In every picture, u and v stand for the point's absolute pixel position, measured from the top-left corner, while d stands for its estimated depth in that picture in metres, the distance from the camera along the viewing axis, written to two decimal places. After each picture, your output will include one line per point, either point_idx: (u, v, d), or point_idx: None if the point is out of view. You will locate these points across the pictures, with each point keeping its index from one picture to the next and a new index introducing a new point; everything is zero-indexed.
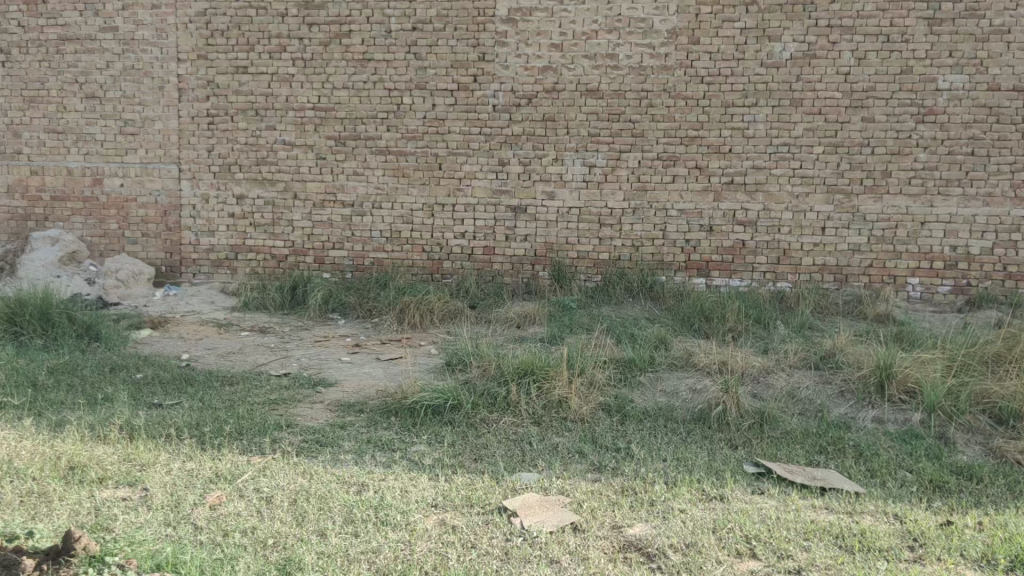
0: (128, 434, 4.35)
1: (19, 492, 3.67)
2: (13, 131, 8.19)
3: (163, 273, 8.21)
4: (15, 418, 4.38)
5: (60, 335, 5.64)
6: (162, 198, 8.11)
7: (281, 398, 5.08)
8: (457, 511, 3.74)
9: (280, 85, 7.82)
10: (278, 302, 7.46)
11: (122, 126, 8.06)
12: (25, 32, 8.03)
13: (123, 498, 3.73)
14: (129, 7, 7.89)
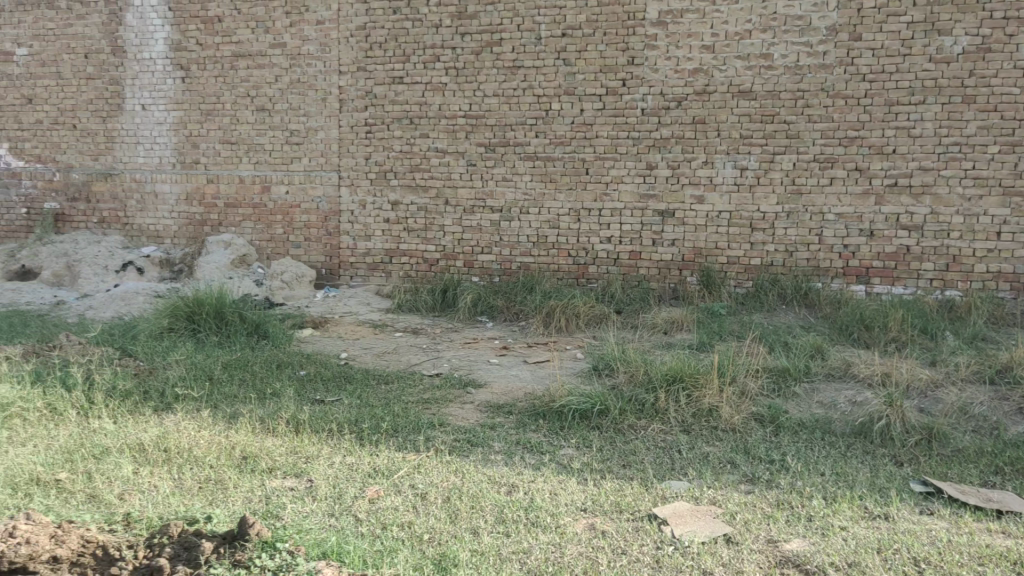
0: (294, 427, 4.59)
1: (198, 479, 3.95)
2: (191, 142, 8.82)
3: (324, 276, 8.63)
4: (194, 409, 4.71)
5: (233, 333, 6.02)
6: (323, 204, 8.53)
7: (434, 397, 5.23)
8: (607, 516, 3.74)
9: (433, 94, 8.07)
10: (429, 304, 7.69)
11: (288, 136, 8.54)
12: (203, 49, 8.64)
13: (290, 487, 3.95)
14: (295, 23, 8.35)
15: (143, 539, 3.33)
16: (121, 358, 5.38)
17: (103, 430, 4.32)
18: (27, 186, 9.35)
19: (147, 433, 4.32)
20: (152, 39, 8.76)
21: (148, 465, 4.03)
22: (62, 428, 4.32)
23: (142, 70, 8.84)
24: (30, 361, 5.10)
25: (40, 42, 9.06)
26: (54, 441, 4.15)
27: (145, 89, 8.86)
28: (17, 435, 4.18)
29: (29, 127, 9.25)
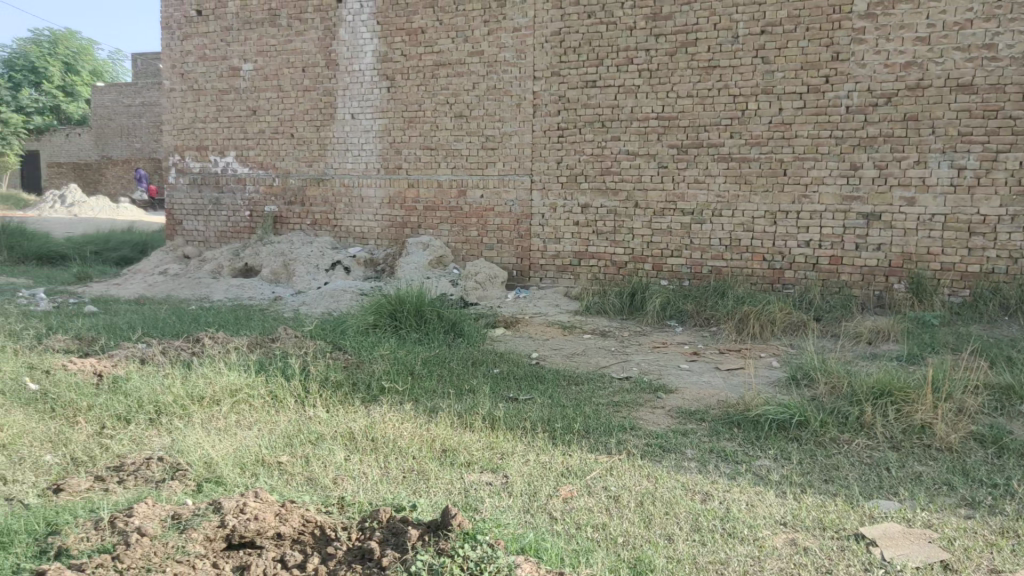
0: (489, 423, 4.73)
1: (402, 468, 4.15)
2: (395, 148, 9.30)
3: (514, 277, 8.84)
4: (398, 401, 4.96)
5: (431, 330, 6.29)
6: (516, 207, 8.73)
7: (624, 401, 5.22)
8: (809, 533, 3.58)
9: (626, 97, 8.06)
10: (617, 308, 7.69)
11: (483, 141, 8.81)
12: (406, 60, 9.11)
13: (487, 482, 4.07)
14: (493, 31, 8.64)
15: (355, 523, 3.54)
16: (331, 351, 5.76)
17: (318, 418, 4.63)
18: (250, 191, 10.20)
19: (356, 423, 4.59)
20: (361, 51, 9.33)
21: (358, 453, 4.28)
22: (283, 414, 4.68)
23: (352, 81, 9.43)
24: (255, 351, 5.57)
25: (264, 58, 9.88)
26: (276, 426, 4.50)
27: (354, 99, 9.43)
28: (244, 419, 4.56)
29: (253, 136, 10.09)
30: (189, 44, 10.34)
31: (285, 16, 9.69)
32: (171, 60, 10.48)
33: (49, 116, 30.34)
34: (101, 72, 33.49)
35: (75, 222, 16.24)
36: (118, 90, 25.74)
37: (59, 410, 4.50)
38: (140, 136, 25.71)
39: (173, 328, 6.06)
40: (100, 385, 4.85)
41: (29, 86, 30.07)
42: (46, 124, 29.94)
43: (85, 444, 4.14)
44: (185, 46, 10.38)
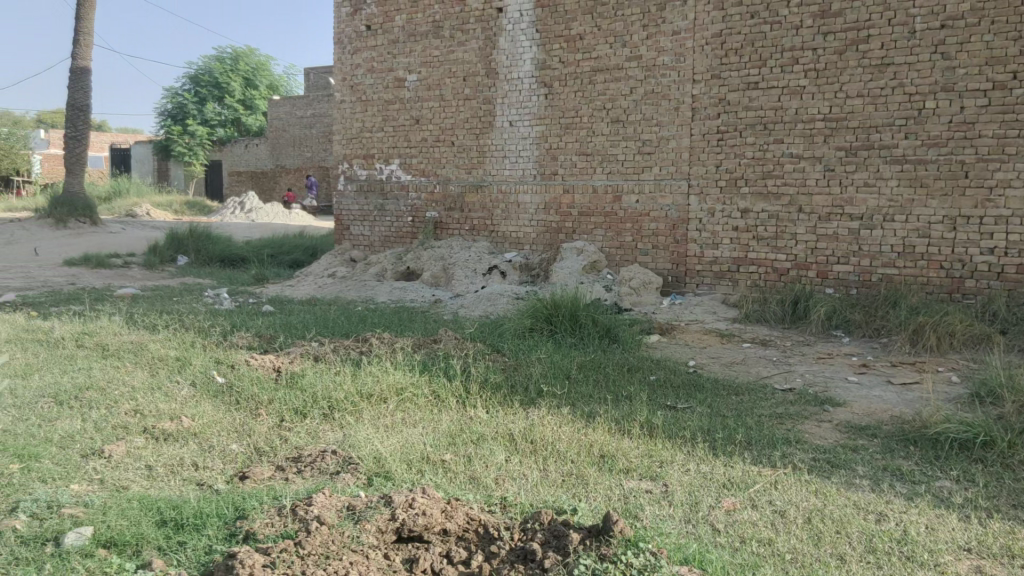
0: (648, 431, 4.69)
1: (562, 471, 4.17)
2: (551, 154, 9.39)
3: (670, 283, 8.71)
4: (557, 405, 4.99)
5: (587, 335, 6.30)
6: (672, 212, 8.62)
7: (788, 413, 5.05)
8: (997, 561, 3.33)
9: (790, 98, 7.80)
10: (778, 316, 7.45)
11: (640, 146, 8.77)
12: (564, 67, 9.21)
13: (647, 489, 4.01)
14: (652, 35, 8.59)
15: (517, 523, 3.59)
16: (491, 353, 5.88)
17: (479, 419, 4.74)
18: (412, 197, 10.58)
19: (516, 425, 4.66)
20: (520, 59, 9.52)
21: (518, 454, 4.34)
22: (447, 414, 4.81)
23: (511, 89, 9.62)
24: (419, 352, 5.77)
25: (428, 69, 10.26)
26: (440, 425, 4.64)
27: (513, 106, 9.62)
28: (410, 417, 4.73)
29: (416, 144, 10.46)
30: (359, 57, 10.86)
31: (448, 27, 10.04)
32: (342, 73, 11.05)
33: (231, 128, 32.62)
34: (278, 85, 35.58)
35: (252, 226, 17.39)
36: (291, 102, 27.39)
37: (243, 403, 4.83)
38: (310, 146, 27.15)
39: (342, 328, 6.37)
40: (278, 380, 5.17)
41: (214, 100, 32.46)
42: (228, 135, 32.22)
43: (266, 435, 4.41)
44: (355, 59, 10.91)
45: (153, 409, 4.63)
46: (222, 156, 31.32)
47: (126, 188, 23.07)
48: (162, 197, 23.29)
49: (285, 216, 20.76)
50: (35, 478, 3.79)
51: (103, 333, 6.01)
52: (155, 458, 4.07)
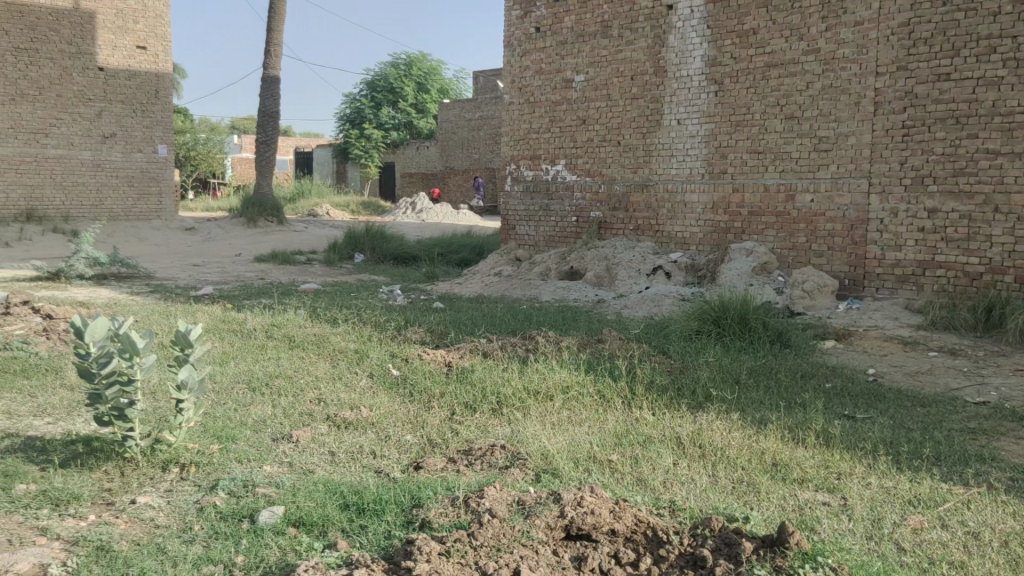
0: (824, 441, 4.49)
1: (732, 478, 4.05)
2: (721, 152, 9.18)
3: (847, 286, 8.28)
4: (726, 410, 4.87)
5: (756, 339, 6.12)
6: (850, 211, 8.21)
7: (981, 428, 4.68)
8: None
9: (986, 89, 7.24)
10: (969, 323, 6.94)
11: (817, 143, 8.40)
12: (736, 63, 8.98)
13: (824, 502, 3.83)
14: (832, 27, 8.23)
15: (686, 527, 3.51)
16: (656, 355, 5.82)
17: (645, 421, 4.69)
18: (577, 197, 10.63)
19: (683, 428, 4.59)
20: (690, 57, 9.37)
21: (686, 458, 4.26)
22: (613, 414, 4.81)
23: (680, 87, 9.48)
24: (584, 351, 5.79)
25: (596, 69, 10.29)
26: (606, 425, 4.64)
27: (682, 105, 9.47)
28: (576, 415, 4.76)
29: (581, 144, 10.50)
30: (528, 60, 11.03)
31: (617, 26, 10.04)
32: (511, 76, 11.27)
33: (404, 132, 33.88)
34: (447, 89, 36.60)
35: (424, 226, 18.03)
36: (460, 105, 28.23)
37: (416, 395, 5.02)
38: (478, 148, 27.95)
39: (508, 325, 6.50)
40: (449, 375, 5.34)
41: (387, 105, 33.95)
42: (401, 138, 33.45)
43: (438, 427, 4.57)
44: (524, 61, 11.09)
45: (335, 399, 4.91)
46: (395, 158, 32.63)
47: (309, 189, 24.58)
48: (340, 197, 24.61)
49: (453, 216, 21.37)
50: (233, 458, 4.09)
51: (290, 325, 6.42)
52: (338, 445, 4.31)
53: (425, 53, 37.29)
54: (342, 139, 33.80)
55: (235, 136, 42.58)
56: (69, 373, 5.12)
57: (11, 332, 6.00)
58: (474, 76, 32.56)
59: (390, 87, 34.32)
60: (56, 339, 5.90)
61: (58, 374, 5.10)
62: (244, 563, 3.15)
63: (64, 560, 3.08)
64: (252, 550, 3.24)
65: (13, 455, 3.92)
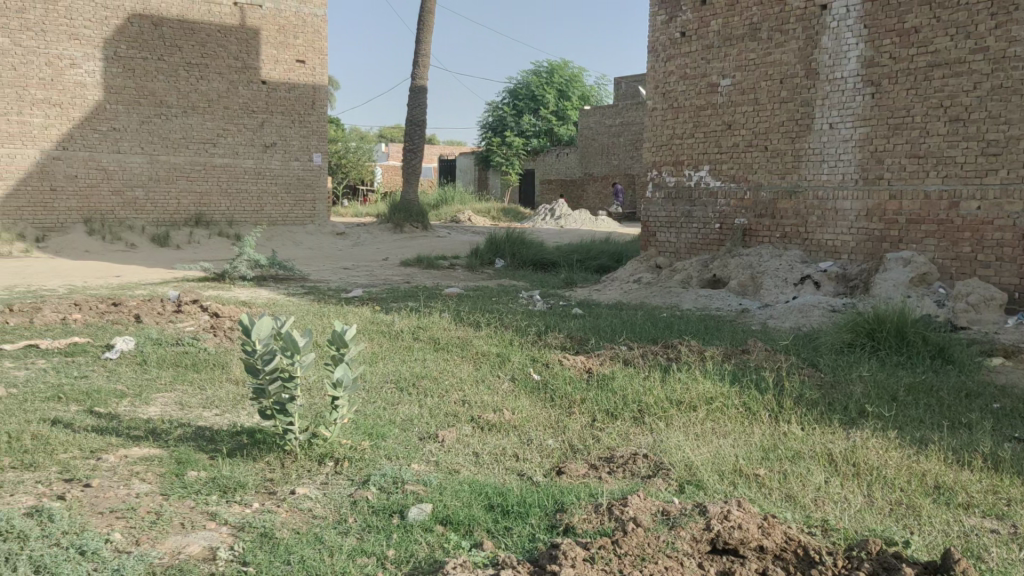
0: (994, 464, 4.19)
1: (889, 499, 3.85)
2: (876, 157, 8.77)
3: (1017, 300, 7.70)
4: (882, 428, 4.64)
5: (914, 354, 5.80)
6: (1022, 219, 7.65)
7: None
8: None
9: None
10: None
11: (985, 147, 7.90)
12: (895, 64, 8.56)
13: (993, 529, 3.58)
14: (1003, 24, 7.72)
15: (841, 548, 3.35)
16: (806, 367, 5.62)
17: (794, 435, 4.53)
18: (722, 204, 10.40)
19: (836, 445, 4.40)
20: (845, 58, 9.00)
21: (839, 476, 4.08)
22: (759, 426, 4.67)
23: (833, 90, 9.14)
24: (728, 362, 5.67)
25: (743, 72, 10.05)
26: (752, 438, 4.51)
27: (835, 108, 9.12)
28: (720, 427, 4.66)
29: (727, 150, 10.28)
30: (673, 65, 10.91)
31: (767, 28, 9.78)
32: (655, 81, 11.17)
33: (544, 139, 34.20)
34: (588, 95, 36.63)
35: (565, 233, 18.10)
36: (602, 111, 28.26)
37: (557, 400, 5.05)
38: (617, 153, 27.70)
39: (648, 333, 6.45)
40: (590, 381, 5.35)
41: (528, 112, 34.44)
42: (541, 145, 33.78)
43: (580, 433, 4.58)
44: (668, 66, 10.98)
45: (479, 400, 5.01)
46: (534, 165, 32.97)
47: (452, 197, 25.14)
48: (481, 204, 25.10)
49: (592, 223, 21.33)
50: (383, 455, 4.25)
51: (435, 328, 6.60)
52: (482, 446, 4.39)
53: (566, 61, 37.51)
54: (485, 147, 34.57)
55: (382, 144, 44.35)
56: (234, 368, 5.46)
57: (183, 328, 6.47)
58: (616, 83, 32.47)
59: (532, 95, 34.81)
60: (223, 335, 6.29)
61: (224, 368, 5.44)
62: (396, 556, 3.25)
63: (231, 544, 3.28)
64: (403, 544, 3.34)
65: (186, 444, 4.21)
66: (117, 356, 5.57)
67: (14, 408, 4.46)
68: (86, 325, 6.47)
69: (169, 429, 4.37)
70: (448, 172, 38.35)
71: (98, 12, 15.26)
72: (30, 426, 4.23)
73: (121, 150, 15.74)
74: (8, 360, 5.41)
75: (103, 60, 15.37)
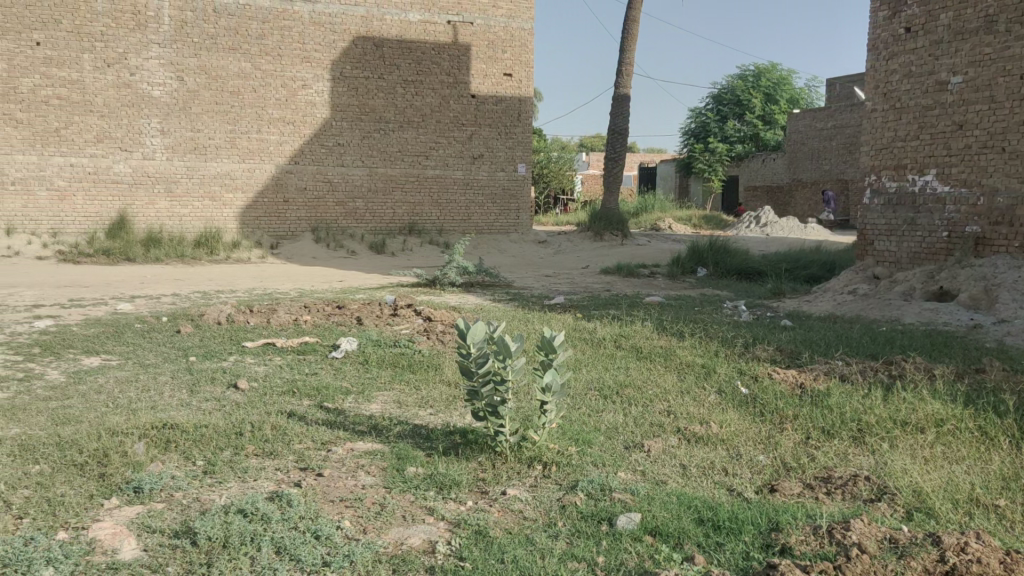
0: None
1: None
2: None
3: None
4: None
5: None
6: None
7: None
8: None
9: None
10: None
11: None
12: None
13: None
14: None
15: None
16: None
17: None
18: (950, 210, 9.62)
19: None
20: None
21: None
22: (998, 453, 4.26)
23: None
24: (961, 382, 5.24)
25: (976, 69, 9.29)
26: (989, 465, 4.12)
27: None
28: (952, 451, 4.30)
29: (956, 153, 9.52)
30: (895, 63, 10.25)
31: (1005, 20, 9.00)
32: (875, 81, 10.54)
33: (750, 143, 33.19)
34: (798, 97, 35.06)
35: (772, 241, 17.49)
36: (812, 114, 27.12)
37: (767, 415, 4.87)
38: (829, 158, 26.45)
39: (867, 348, 6.08)
40: (803, 397, 5.12)
41: (733, 117, 33.57)
42: (746, 150, 32.73)
43: (793, 450, 4.38)
44: (890, 65, 10.32)
45: (685, 412, 4.93)
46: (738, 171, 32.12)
47: (653, 204, 25.04)
48: (682, 211, 24.78)
49: (800, 230, 20.47)
50: (590, 461, 4.27)
51: (638, 336, 6.58)
52: (689, 459, 4.31)
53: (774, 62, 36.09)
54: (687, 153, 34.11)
55: (582, 152, 44.76)
56: (447, 370, 5.70)
57: (400, 330, 6.84)
58: (831, 84, 30.98)
59: (738, 99, 33.84)
60: (436, 338, 6.59)
61: (438, 370, 5.70)
62: (605, 564, 3.24)
63: (449, 539, 3.41)
64: (612, 552, 3.34)
65: (405, 440, 4.45)
66: (341, 356, 5.97)
67: (257, 400, 4.91)
68: (315, 325, 7.00)
69: (390, 426, 4.64)
70: (648, 180, 38.13)
71: (327, 36, 16.58)
72: (270, 416, 4.63)
73: (344, 164, 16.97)
74: (250, 357, 5.95)
75: (331, 81, 16.68)
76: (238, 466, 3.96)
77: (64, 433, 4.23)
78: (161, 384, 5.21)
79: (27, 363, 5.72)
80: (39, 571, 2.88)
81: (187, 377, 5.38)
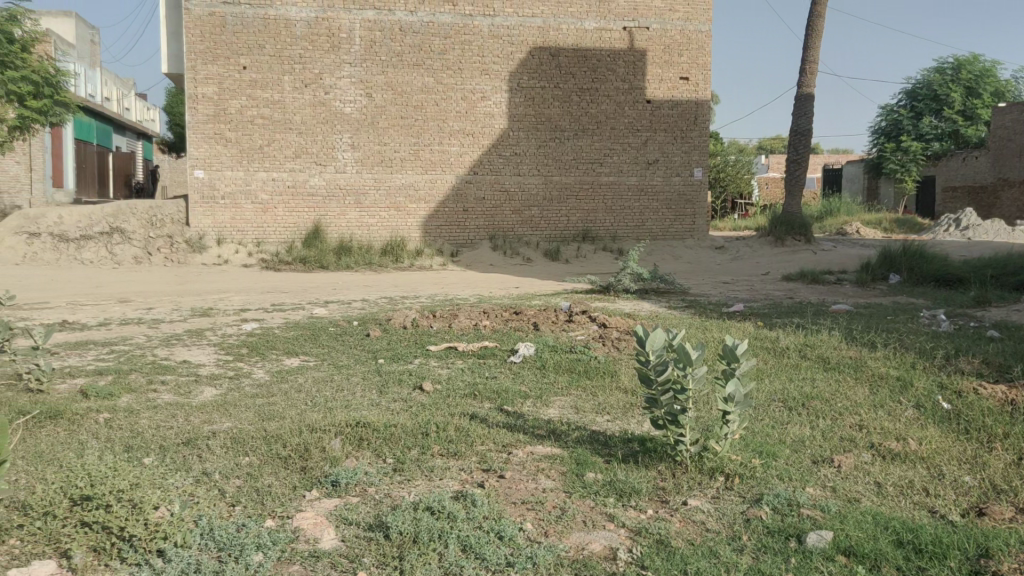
0: None
1: None
2: None
3: None
4: None
5: None
6: None
7: None
8: None
9: None
10: None
11: None
12: None
13: None
14: None
15: None
16: None
17: None
18: None
19: None
20: None
21: None
22: None
23: None
24: None
25: None
26: None
27: None
28: None
29: None
30: None
31: None
32: None
33: (948, 141, 30.85)
34: (1004, 90, 32.23)
35: (973, 245, 16.16)
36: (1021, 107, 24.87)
37: (973, 433, 4.50)
38: None
39: None
40: (1013, 414, 4.69)
41: (929, 114, 31.37)
42: (945, 147, 30.36)
43: (1004, 472, 4.02)
44: None
45: (879, 427, 4.65)
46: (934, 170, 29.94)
47: (837, 208, 23.83)
48: (871, 214, 23.42)
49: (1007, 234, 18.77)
50: (775, 475, 4.12)
51: (824, 346, 6.28)
52: (885, 476, 4.06)
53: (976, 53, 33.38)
54: (876, 153, 32.22)
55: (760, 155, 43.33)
56: (623, 377, 5.67)
57: (576, 336, 6.89)
58: None
59: (934, 95, 31.61)
60: (613, 344, 6.58)
61: (614, 377, 5.69)
62: None
63: (630, 547, 3.39)
64: (801, 571, 3.18)
65: (583, 446, 4.47)
66: (519, 361, 6.09)
67: (440, 402, 5.09)
68: (494, 330, 7.18)
69: (568, 431, 4.68)
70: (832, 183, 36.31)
71: (506, 48, 17.00)
72: (453, 418, 4.80)
73: (520, 173, 17.31)
74: (434, 360, 6.19)
75: (508, 91, 17.08)
76: (425, 465, 4.12)
77: (270, 428, 4.56)
78: (354, 384, 5.52)
79: (237, 362, 6.23)
80: (251, 556, 3.12)
81: (377, 378, 5.66)
